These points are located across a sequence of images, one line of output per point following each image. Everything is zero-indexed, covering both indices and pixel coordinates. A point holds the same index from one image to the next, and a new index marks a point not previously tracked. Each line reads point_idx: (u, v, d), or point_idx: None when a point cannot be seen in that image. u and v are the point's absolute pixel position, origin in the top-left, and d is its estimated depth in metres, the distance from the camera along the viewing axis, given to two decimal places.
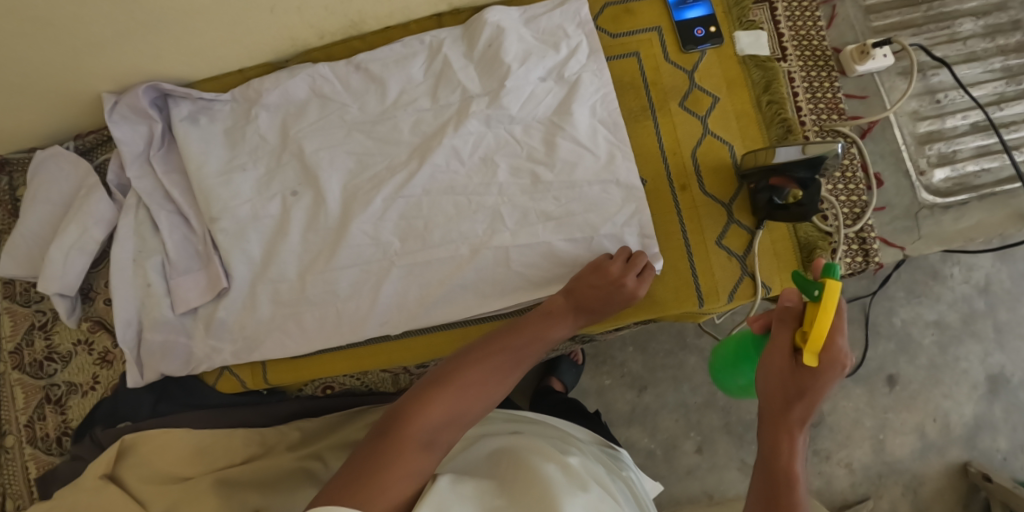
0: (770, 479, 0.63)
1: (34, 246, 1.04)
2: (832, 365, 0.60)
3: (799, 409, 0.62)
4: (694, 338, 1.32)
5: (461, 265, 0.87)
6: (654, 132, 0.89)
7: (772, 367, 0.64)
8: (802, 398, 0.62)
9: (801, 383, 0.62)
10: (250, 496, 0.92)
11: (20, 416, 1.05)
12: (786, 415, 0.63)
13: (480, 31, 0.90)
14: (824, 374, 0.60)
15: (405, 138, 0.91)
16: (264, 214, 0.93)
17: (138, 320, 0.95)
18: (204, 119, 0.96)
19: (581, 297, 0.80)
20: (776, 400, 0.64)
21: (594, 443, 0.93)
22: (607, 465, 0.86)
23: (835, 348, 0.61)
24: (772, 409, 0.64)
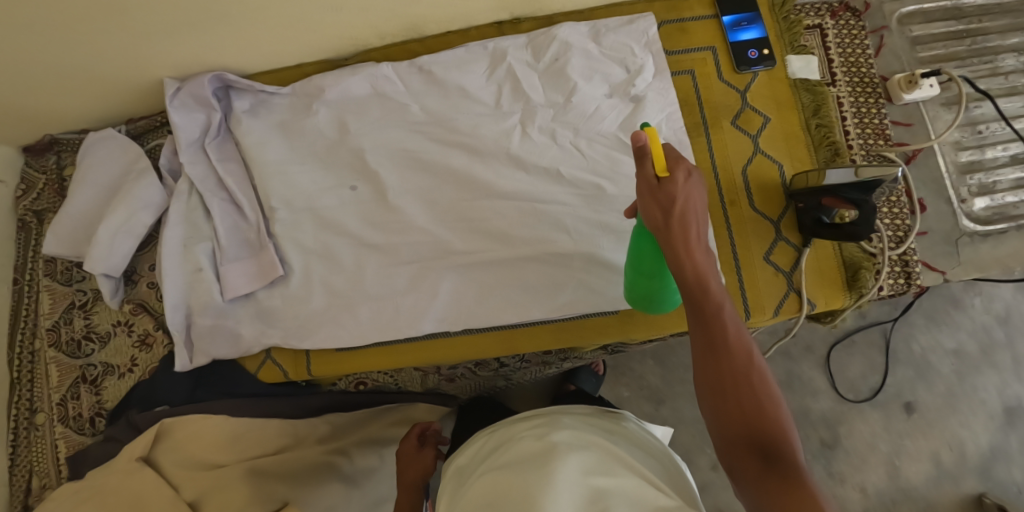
0: (696, 311, 0.65)
1: (78, 226, 1.05)
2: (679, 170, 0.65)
3: (687, 225, 0.65)
4: None
5: (512, 266, 0.88)
6: (707, 149, 0.91)
7: (644, 201, 0.66)
8: (679, 208, 0.65)
9: (671, 197, 0.65)
10: (277, 488, 0.95)
11: (53, 395, 1.05)
12: (676, 235, 0.65)
13: (546, 44, 0.95)
14: (682, 182, 0.65)
15: (462, 140, 0.92)
16: (317, 206, 0.94)
17: (185, 305, 0.95)
18: (264, 113, 1.00)
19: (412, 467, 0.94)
20: (659, 222, 0.66)
21: (590, 412, 0.88)
22: (601, 430, 0.83)
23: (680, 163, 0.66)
24: (665, 237, 0.65)
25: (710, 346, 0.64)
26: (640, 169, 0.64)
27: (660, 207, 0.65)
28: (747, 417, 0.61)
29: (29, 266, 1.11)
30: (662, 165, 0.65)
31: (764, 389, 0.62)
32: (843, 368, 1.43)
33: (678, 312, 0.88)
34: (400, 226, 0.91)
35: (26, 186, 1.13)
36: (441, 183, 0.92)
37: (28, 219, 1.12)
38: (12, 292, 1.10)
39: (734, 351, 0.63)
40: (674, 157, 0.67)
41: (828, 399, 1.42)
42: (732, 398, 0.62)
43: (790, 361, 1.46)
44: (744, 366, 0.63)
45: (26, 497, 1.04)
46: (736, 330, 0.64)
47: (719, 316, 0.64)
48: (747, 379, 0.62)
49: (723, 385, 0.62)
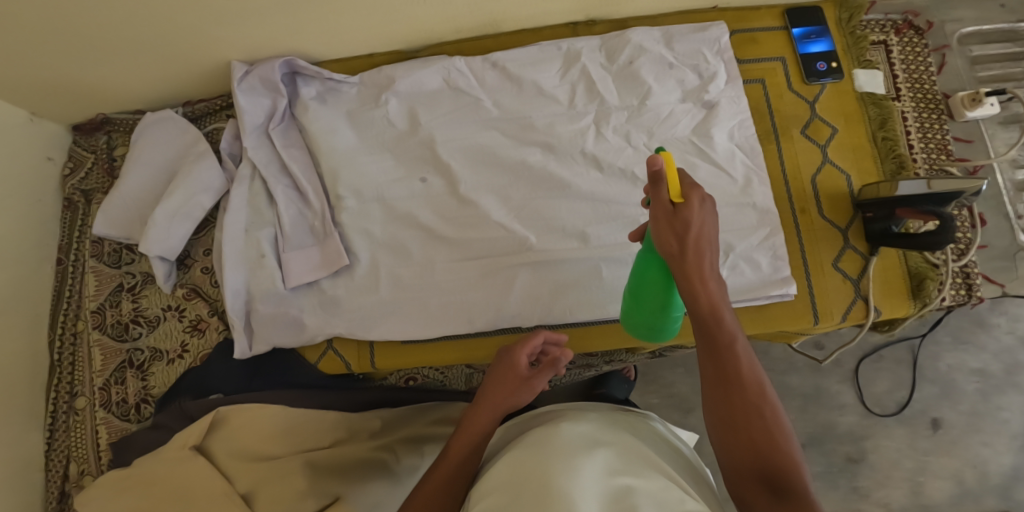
0: (709, 342, 0.68)
1: (131, 208, 1.03)
2: (695, 200, 0.65)
3: (702, 255, 0.64)
4: None
5: (585, 266, 0.88)
6: (777, 158, 0.93)
7: (658, 228, 0.66)
8: (694, 236, 0.65)
9: (686, 225, 0.64)
10: (331, 484, 0.92)
11: (96, 379, 1.03)
12: (690, 265, 0.65)
13: (620, 48, 0.96)
14: (698, 213, 0.64)
15: (537, 138, 0.93)
16: (387, 197, 0.94)
17: (245, 290, 0.94)
18: (332, 101, 0.99)
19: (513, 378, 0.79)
20: (673, 249, 0.65)
21: (614, 410, 0.91)
22: (628, 422, 0.86)
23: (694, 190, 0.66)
24: (679, 266, 0.65)
25: (722, 377, 0.67)
26: (655, 195, 0.64)
27: (676, 236, 0.65)
28: (756, 445, 0.66)
29: (75, 247, 1.09)
30: (676, 192, 0.65)
31: (774, 421, 0.66)
32: (871, 383, 1.45)
33: (750, 315, 0.89)
34: (472, 221, 0.91)
35: (74, 164, 1.12)
36: (514, 179, 0.92)
37: (75, 198, 1.11)
38: (56, 273, 1.08)
39: (746, 382, 0.67)
40: (688, 184, 0.66)
41: (855, 414, 1.44)
42: (743, 427, 0.66)
43: (818, 375, 1.45)
44: (755, 395, 0.67)
45: (63, 482, 1.02)
46: (748, 362, 0.67)
47: (732, 350, 0.67)
48: (757, 409, 0.66)
49: (733, 415, 0.67)
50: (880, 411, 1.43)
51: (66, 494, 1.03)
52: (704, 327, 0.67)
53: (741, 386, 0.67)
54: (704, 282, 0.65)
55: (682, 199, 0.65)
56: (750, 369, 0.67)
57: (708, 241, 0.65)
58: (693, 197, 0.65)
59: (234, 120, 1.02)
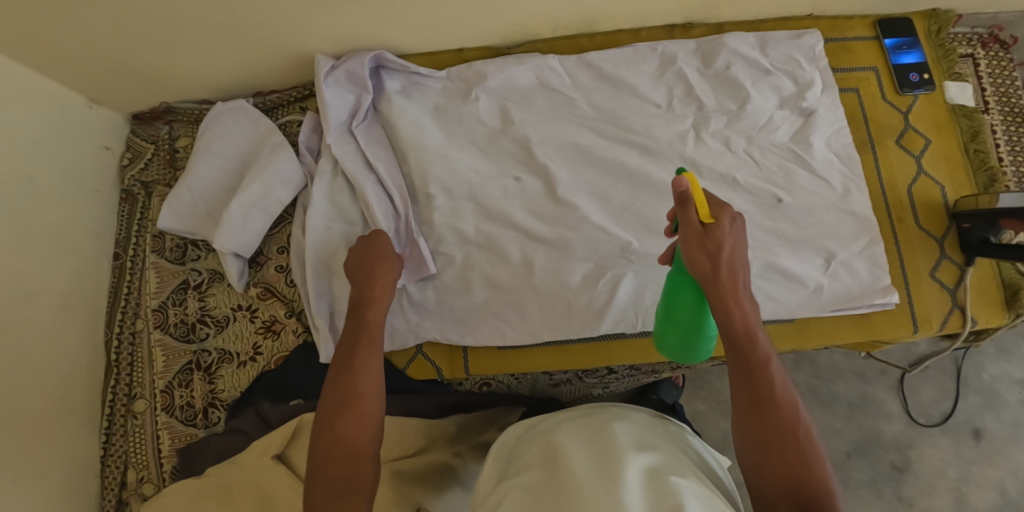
0: (744, 365, 0.68)
1: (198, 202, 0.99)
2: (725, 222, 0.65)
3: (735, 273, 0.64)
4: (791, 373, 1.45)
5: None
6: (874, 167, 0.93)
7: (689, 249, 0.65)
8: (727, 255, 0.64)
9: (719, 245, 0.64)
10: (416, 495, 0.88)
11: (157, 381, 0.98)
12: (724, 285, 0.64)
13: (716, 52, 0.94)
14: (729, 234, 0.65)
15: (637, 140, 0.91)
16: (480, 196, 0.90)
17: (329, 291, 0.90)
18: (418, 96, 0.95)
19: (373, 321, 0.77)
20: (707, 270, 0.64)
21: (653, 418, 0.85)
22: (668, 429, 0.83)
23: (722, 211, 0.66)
24: (714, 287, 0.64)
25: (756, 400, 0.68)
26: (686, 217, 0.64)
27: (708, 256, 0.64)
28: (791, 467, 0.66)
29: (134, 242, 1.05)
30: (707, 213, 0.65)
31: (808, 442, 0.67)
32: (915, 392, 1.45)
33: (853, 322, 0.89)
34: (572, 223, 0.88)
35: (133, 154, 1.08)
36: (614, 181, 0.90)
37: (135, 190, 1.07)
38: (114, 268, 1.04)
39: (780, 404, 0.67)
40: (716, 206, 0.67)
41: (900, 423, 1.44)
42: (777, 450, 0.67)
43: (865, 383, 1.45)
44: (789, 417, 0.67)
45: (121, 490, 0.97)
46: (782, 384, 0.68)
47: (767, 370, 0.68)
48: (791, 432, 0.67)
49: (767, 436, 0.67)
50: (925, 420, 1.43)
51: (123, 502, 0.97)
52: (737, 349, 0.68)
53: (776, 408, 0.67)
54: (739, 302, 0.65)
55: (713, 221, 0.65)
56: (783, 390, 0.68)
57: (739, 263, 0.65)
58: (724, 218, 0.65)
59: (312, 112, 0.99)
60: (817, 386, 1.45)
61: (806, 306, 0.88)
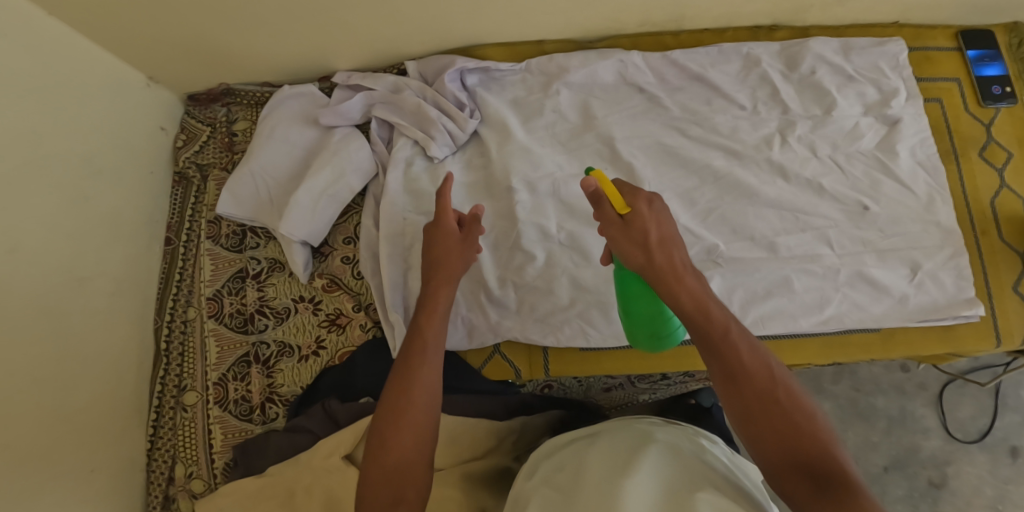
0: (705, 344, 0.62)
1: (261, 187, 0.95)
2: (641, 205, 0.65)
3: (669, 253, 0.63)
4: (831, 384, 1.36)
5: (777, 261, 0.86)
6: (957, 177, 0.92)
7: (620, 245, 0.65)
8: (655, 239, 0.63)
9: (643, 232, 0.63)
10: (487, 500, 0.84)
11: (209, 373, 0.94)
12: (662, 267, 0.62)
13: (801, 56, 0.93)
14: (649, 218, 0.64)
15: (721, 141, 0.90)
16: (565, 194, 0.88)
17: (403, 285, 0.87)
18: (497, 90, 0.94)
19: (422, 387, 0.66)
20: (642, 259, 0.63)
21: (675, 427, 0.78)
22: (684, 435, 0.76)
23: (637, 196, 0.66)
24: (653, 274, 0.63)
25: (730, 375, 0.60)
26: (602, 216, 0.64)
27: (639, 246, 0.63)
28: (786, 438, 0.58)
29: (186, 226, 1.02)
30: (622, 204, 0.65)
31: (796, 407, 0.59)
32: (953, 408, 1.34)
33: (937, 335, 0.88)
34: None
35: (187, 136, 1.05)
36: (699, 182, 0.89)
37: (190, 172, 1.04)
38: (165, 253, 1.01)
39: (754, 370, 0.60)
40: (631, 193, 0.66)
41: (938, 438, 1.32)
42: (762, 421, 0.59)
43: (904, 397, 1.34)
44: (767, 383, 0.60)
45: (168, 486, 0.93)
46: (748, 350, 0.61)
47: (729, 342, 0.61)
48: (773, 398, 0.59)
49: (751, 413, 0.59)
50: (962, 437, 1.31)
51: (170, 499, 0.93)
52: (692, 330, 0.62)
53: (751, 379, 0.60)
54: (680, 279, 0.62)
55: (629, 209, 0.64)
56: (753, 357, 0.61)
57: (670, 241, 0.64)
58: (641, 203, 0.65)
59: (365, 94, 0.95)
60: (858, 398, 1.34)
61: (892, 316, 0.86)
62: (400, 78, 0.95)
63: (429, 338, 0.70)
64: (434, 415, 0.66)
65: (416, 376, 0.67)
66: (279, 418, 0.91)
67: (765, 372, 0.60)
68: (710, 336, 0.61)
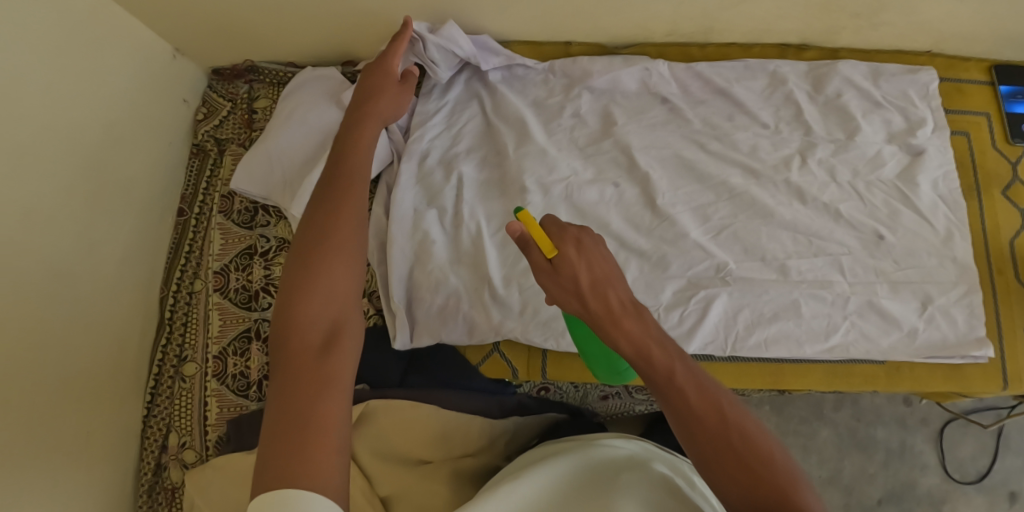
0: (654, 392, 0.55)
1: (276, 166, 0.95)
2: (569, 247, 0.57)
3: (603, 297, 0.55)
4: (831, 411, 1.33)
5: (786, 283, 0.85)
6: (978, 214, 0.90)
7: (556, 290, 0.58)
8: (587, 283, 0.55)
9: (572, 278, 0.55)
10: None
11: (210, 345, 0.95)
12: (597, 315, 0.55)
13: (828, 78, 0.91)
14: (579, 261, 0.56)
15: (740, 157, 0.89)
16: (578, 199, 0.88)
17: (408, 276, 0.86)
18: (518, 88, 0.94)
19: (342, 227, 0.60)
20: (577, 307, 0.57)
21: (663, 453, 0.78)
22: (677, 471, 0.74)
23: (567, 232, 0.57)
24: (590, 322, 0.56)
25: (680, 421, 0.53)
26: (530, 261, 0.57)
27: (570, 294, 0.56)
28: (746, 487, 0.50)
29: (199, 200, 1.03)
30: (549, 247, 0.57)
31: (760, 455, 0.51)
32: (954, 447, 1.31)
33: (944, 372, 0.87)
34: (669, 236, 0.86)
35: (208, 110, 1.06)
36: (715, 198, 0.88)
37: (207, 145, 1.05)
38: (177, 224, 1.03)
39: (706, 418, 0.52)
40: (560, 233, 0.58)
41: (936, 476, 1.30)
42: (723, 471, 0.51)
43: (905, 431, 1.31)
44: (728, 433, 0.52)
45: (161, 453, 0.94)
46: (704, 396, 0.53)
47: (679, 389, 0.53)
48: (732, 448, 0.51)
49: (708, 461, 0.52)
50: (960, 477, 1.29)
51: (162, 467, 0.94)
52: (642, 376, 0.55)
53: (703, 426, 0.52)
54: (617, 325, 0.54)
55: (557, 252, 0.56)
56: (708, 404, 0.53)
57: (604, 281, 0.56)
58: (568, 245, 0.57)
59: None
60: (858, 429, 1.32)
61: (899, 349, 0.85)
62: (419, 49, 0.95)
63: (352, 191, 0.63)
64: (358, 264, 0.60)
65: (334, 230, 0.60)
66: None
67: (723, 420, 0.52)
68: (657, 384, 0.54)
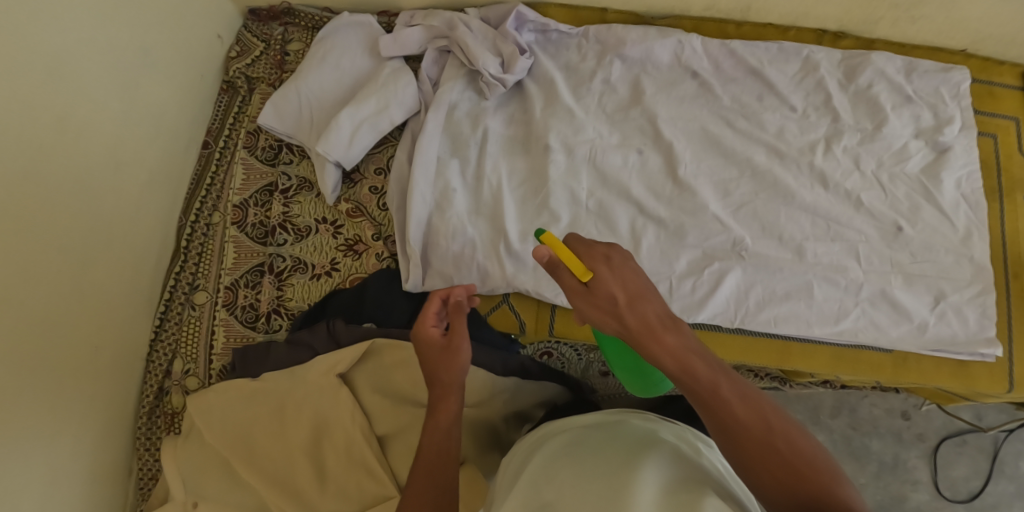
0: (695, 403, 0.57)
1: (305, 107, 0.96)
2: (601, 266, 0.59)
3: (642, 314, 0.57)
4: (828, 417, 1.27)
5: (800, 265, 0.85)
6: (998, 216, 0.90)
7: (591, 312, 0.59)
8: (625, 301, 0.58)
9: (610, 295, 0.57)
10: (468, 446, 0.85)
11: (222, 276, 0.96)
12: (637, 333, 0.57)
13: (862, 67, 0.91)
14: (613, 279, 0.58)
15: (766, 137, 0.89)
16: (601, 162, 0.88)
17: (426, 221, 0.87)
18: (552, 51, 0.95)
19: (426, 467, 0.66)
20: (616, 327, 0.58)
21: (663, 420, 0.79)
22: (685, 442, 0.73)
23: (596, 256, 0.60)
24: (629, 341, 0.58)
25: (723, 430, 0.56)
26: (564, 285, 0.59)
27: (608, 314, 0.58)
28: (785, 483, 0.53)
29: (225, 134, 1.05)
30: (582, 270, 0.59)
31: (796, 451, 0.54)
32: (948, 465, 1.24)
33: (951, 368, 0.87)
34: (688, 207, 0.87)
35: (241, 48, 1.07)
36: (738, 174, 0.88)
37: (238, 82, 1.07)
38: (201, 156, 1.04)
39: (747, 424, 0.55)
40: (588, 252, 0.61)
41: (927, 492, 1.23)
42: (764, 470, 0.54)
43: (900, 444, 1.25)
44: (767, 435, 0.55)
45: (164, 378, 0.95)
46: (743, 404, 0.56)
47: (721, 398, 0.56)
48: (773, 449, 0.54)
49: (748, 464, 0.55)
50: (950, 495, 1.22)
51: (163, 391, 0.95)
52: (683, 390, 0.57)
53: (745, 432, 0.55)
54: (657, 340, 0.56)
55: (591, 274, 0.59)
56: (744, 410, 0.56)
57: (639, 297, 0.58)
58: (600, 264, 0.59)
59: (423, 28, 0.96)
60: (853, 437, 1.25)
61: (907, 341, 0.84)
62: (456, 15, 0.96)
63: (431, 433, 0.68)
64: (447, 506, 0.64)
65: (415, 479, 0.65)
66: (282, 330, 0.93)
67: (760, 423, 0.55)
68: (700, 397, 0.56)
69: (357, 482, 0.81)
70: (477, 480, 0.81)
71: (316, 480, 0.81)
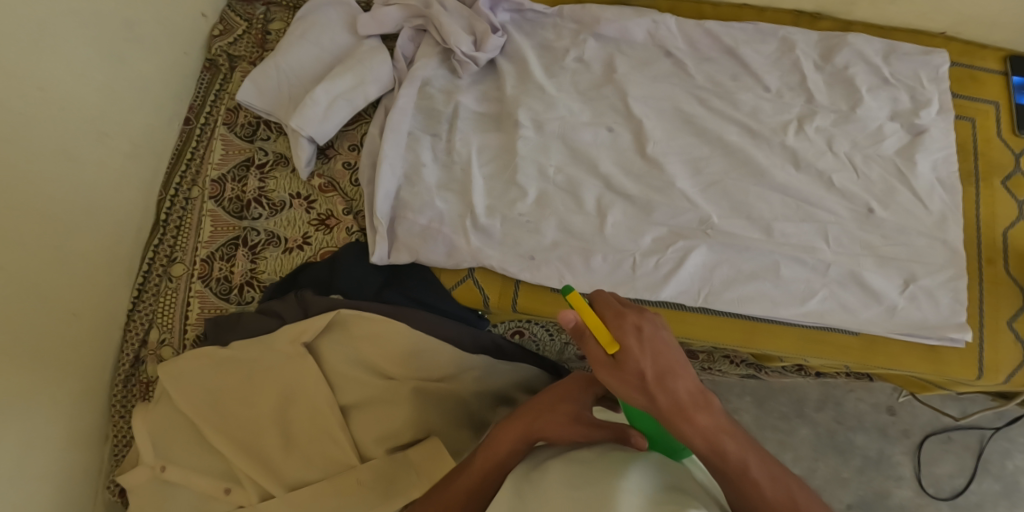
0: (721, 479, 0.59)
1: (284, 83, 0.97)
2: (630, 338, 0.57)
3: (671, 393, 0.57)
4: (813, 410, 1.24)
5: (768, 243, 0.84)
6: (974, 201, 0.88)
7: (616, 384, 0.58)
8: (653, 377, 0.57)
9: (639, 373, 0.56)
10: (433, 418, 0.85)
11: (199, 249, 0.97)
12: (665, 410, 0.57)
13: (838, 48, 0.91)
14: (642, 353, 0.57)
15: (739, 115, 0.89)
16: (571, 138, 0.89)
17: (396, 195, 0.88)
18: (528, 31, 0.96)
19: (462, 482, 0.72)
20: (643, 402, 0.58)
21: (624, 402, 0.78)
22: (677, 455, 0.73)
23: (624, 325, 0.58)
24: (657, 416, 0.57)
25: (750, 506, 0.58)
26: (591, 355, 0.58)
27: (636, 389, 0.57)
28: None
29: (207, 111, 1.06)
30: (609, 340, 0.57)
31: None
32: (932, 462, 1.20)
33: (922, 353, 0.86)
34: (658, 185, 0.86)
35: (224, 28, 1.09)
36: (709, 152, 0.88)
37: (219, 60, 1.08)
38: (182, 132, 1.06)
39: (772, 498, 0.57)
40: (616, 319, 0.58)
41: (909, 489, 1.19)
42: None
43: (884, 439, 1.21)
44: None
45: (140, 347, 0.97)
46: (769, 481, 0.58)
47: (748, 477, 0.58)
48: None
49: None
50: (933, 492, 1.18)
51: (140, 360, 0.97)
52: (711, 467, 0.59)
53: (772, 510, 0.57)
54: (688, 420, 0.57)
55: (619, 346, 0.57)
56: (770, 486, 0.58)
57: (670, 375, 0.57)
58: (630, 336, 0.57)
59: (399, 6, 0.96)
60: (837, 431, 1.23)
61: (877, 323, 0.83)
62: None
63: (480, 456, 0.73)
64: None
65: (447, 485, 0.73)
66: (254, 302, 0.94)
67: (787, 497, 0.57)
68: (728, 473, 0.58)
69: (322, 449, 0.82)
70: (438, 450, 0.81)
71: (282, 446, 0.83)
